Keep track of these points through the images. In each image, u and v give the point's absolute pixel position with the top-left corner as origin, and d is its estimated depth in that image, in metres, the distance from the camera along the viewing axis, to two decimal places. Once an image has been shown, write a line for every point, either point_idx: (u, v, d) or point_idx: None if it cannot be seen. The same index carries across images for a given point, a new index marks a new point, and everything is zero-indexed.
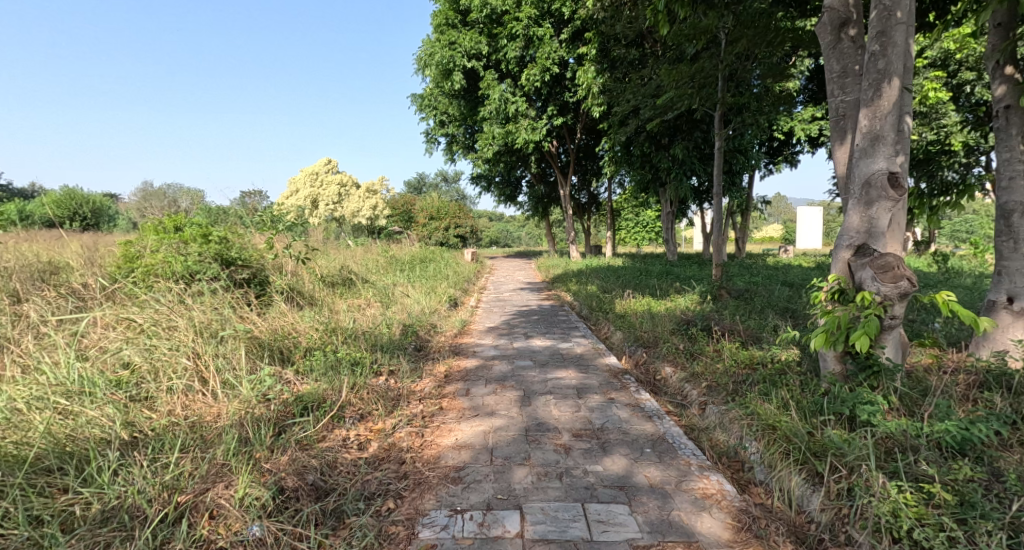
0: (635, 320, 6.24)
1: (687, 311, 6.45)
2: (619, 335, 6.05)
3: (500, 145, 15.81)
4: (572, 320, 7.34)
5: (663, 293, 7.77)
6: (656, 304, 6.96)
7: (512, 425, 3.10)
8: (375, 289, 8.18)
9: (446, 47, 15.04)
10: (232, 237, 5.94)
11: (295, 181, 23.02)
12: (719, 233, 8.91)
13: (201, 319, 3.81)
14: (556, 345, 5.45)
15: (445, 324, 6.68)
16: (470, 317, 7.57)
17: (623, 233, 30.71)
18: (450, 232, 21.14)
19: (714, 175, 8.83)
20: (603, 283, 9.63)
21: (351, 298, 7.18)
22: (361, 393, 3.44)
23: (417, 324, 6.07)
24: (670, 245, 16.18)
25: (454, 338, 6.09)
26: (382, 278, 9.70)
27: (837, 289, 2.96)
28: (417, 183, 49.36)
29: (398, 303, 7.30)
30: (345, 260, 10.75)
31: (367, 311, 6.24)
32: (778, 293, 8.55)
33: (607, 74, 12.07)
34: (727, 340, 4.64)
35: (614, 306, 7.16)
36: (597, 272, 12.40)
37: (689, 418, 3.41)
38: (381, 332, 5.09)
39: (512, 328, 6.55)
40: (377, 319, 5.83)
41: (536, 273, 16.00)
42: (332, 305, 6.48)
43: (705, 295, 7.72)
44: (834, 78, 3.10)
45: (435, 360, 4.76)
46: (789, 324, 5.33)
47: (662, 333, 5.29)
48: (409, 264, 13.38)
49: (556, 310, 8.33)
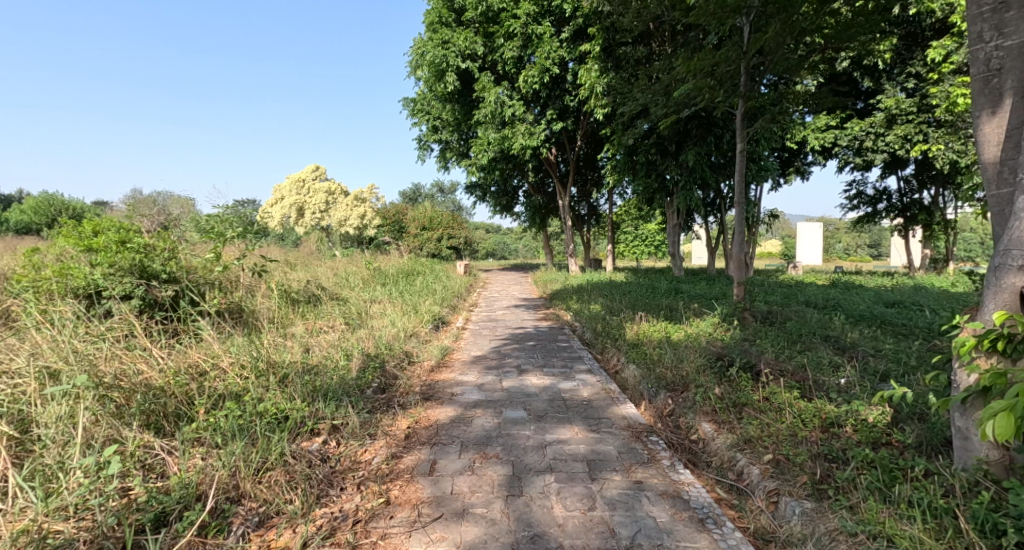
0: (653, 351, 5.13)
1: (713, 340, 5.36)
2: (634, 371, 4.93)
3: (496, 151, 14.83)
4: (574, 347, 6.23)
5: (681, 316, 6.67)
6: (674, 332, 5.87)
7: (492, 544, 2.01)
8: (346, 307, 7.06)
9: (438, 46, 14.10)
10: (164, 247, 4.79)
11: (280, 188, 21.74)
12: (741, 248, 7.81)
13: (58, 360, 2.77)
14: (556, 385, 4.34)
15: (422, 353, 5.56)
16: (454, 342, 6.46)
17: (622, 246, 29.66)
18: (442, 243, 20.07)
19: (735, 182, 7.77)
20: (609, 302, 8.55)
21: (314, 319, 6.07)
22: (270, 475, 2.36)
23: (386, 356, 4.96)
24: (675, 260, 15.08)
25: (431, 371, 4.96)
26: (359, 295, 8.61)
27: (1003, 334, 1.87)
28: (412, 193, 48.35)
29: (368, 326, 6.19)
30: (320, 274, 9.67)
31: (326, 337, 5.11)
32: (807, 317, 7.49)
33: (612, 74, 11.07)
34: (782, 388, 3.53)
35: (624, 333, 6.05)
36: (599, 288, 11.36)
37: (755, 518, 2.32)
38: (332, 370, 3.96)
39: (503, 358, 5.44)
40: (336, 349, 4.71)
41: (532, 288, 14.91)
42: (285, 329, 5.36)
43: (729, 320, 6.64)
44: (987, 13, 2.10)
45: (400, 409, 3.64)
46: (851, 364, 4.21)
47: (691, 373, 4.17)
48: (395, 277, 12.28)
49: (556, 333, 7.25)
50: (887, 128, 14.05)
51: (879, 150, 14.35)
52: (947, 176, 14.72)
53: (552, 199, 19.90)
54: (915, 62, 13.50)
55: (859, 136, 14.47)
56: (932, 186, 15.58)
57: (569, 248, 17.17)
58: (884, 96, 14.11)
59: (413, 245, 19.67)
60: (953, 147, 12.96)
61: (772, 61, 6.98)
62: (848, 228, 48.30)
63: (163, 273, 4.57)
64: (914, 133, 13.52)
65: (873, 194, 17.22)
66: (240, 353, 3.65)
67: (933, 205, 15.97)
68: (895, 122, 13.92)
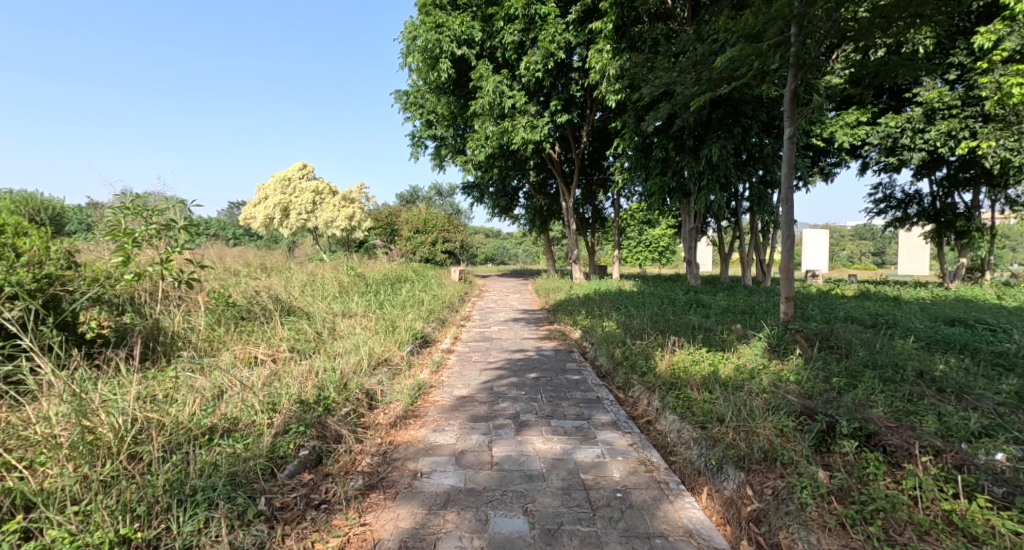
0: (707, 399, 3.70)
1: (782, 380, 3.93)
2: (680, 427, 3.51)
3: (494, 147, 13.54)
4: (588, 383, 4.78)
5: (723, 341, 5.24)
6: (723, 367, 4.44)
7: None
8: (304, 323, 5.67)
9: (431, 30, 12.72)
10: (27, 244, 3.38)
11: (264, 186, 20.52)
12: (787, 255, 6.19)
13: None
14: (572, 457, 2.96)
15: (389, 393, 4.17)
16: (434, 374, 5.03)
17: (625, 252, 28.13)
18: (437, 247, 18.58)
19: (781, 173, 6.29)
20: (625, 318, 7.18)
21: (250, 346, 4.68)
22: None
23: (332, 405, 3.55)
24: (691, 268, 13.65)
25: (394, 425, 3.56)
26: (328, 308, 7.26)
27: None
28: (411, 196, 47.13)
29: (321, 354, 4.76)
30: (287, 285, 8.32)
31: (253, 373, 3.74)
32: (869, 340, 6.09)
33: (626, 56, 9.75)
34: (941, 488, 2.19)
35: (655, 367, 4.62)
36: (610, 298, 9.99)
37: None
38: (229, 441, 2.59)
39: (496, 402, 4.03)
40: (255, 394, 3.30)
41: (534, 298, 13.53)
42: (199, 364, 3.99)
43: (781, 348, 5.22)
44: None
45: (321, 519, 2.28)
46: (1013, 429, 2.82)
47: (773, 442, 2.77)
48: (379, 285, 10.96)
49: (563, 359, 5.87)
50: (927, 123, 12.77)
51: (917, 148, 13.03)
52: (989, 176, 13.42)
53: (555, 201, 18.47)
54: (958, 51, 12.28)
55: (895, 132, 13.19)
56: (968, 188, 14.32)
57: (574, 254, 15.68)
58: (923, 89, 12.92)
59: (404, 249, 18.21)
60: (1005, 144, 11.62)
61: (833, 27, 5.66)
62: (855, 237, 47.21)
63: (11, 284, 3.17)
64: (958, 129, 12.18)
65: (902, 197, 15.91)
66: (61, 422, 2.29)
67: (971, 209, 14.58)
68: (935, 117, 12.66)
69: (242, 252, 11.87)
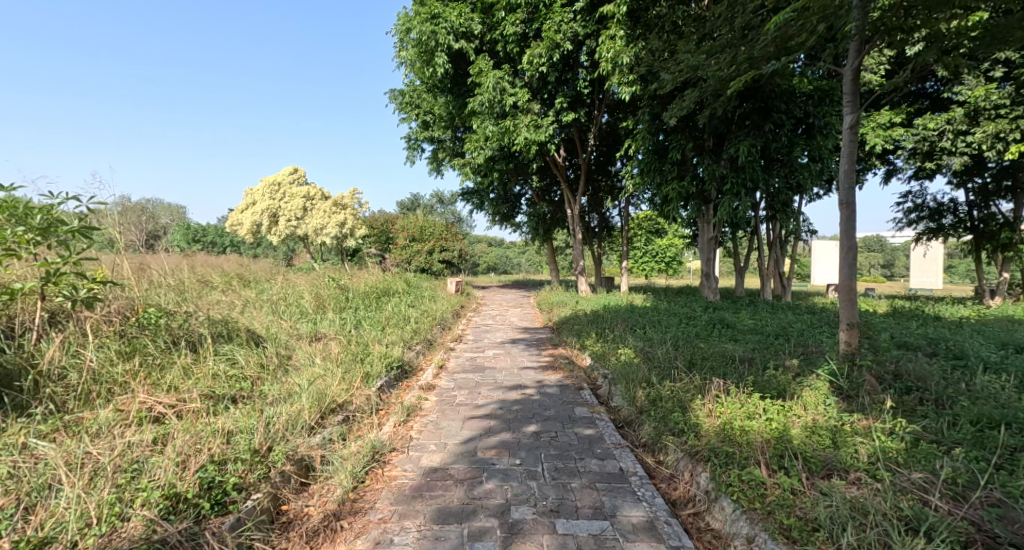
0: (786, 490, 2.54)
1: (890, 456, 2.73)
2: (750, 535, 2.42)
3: (494, 149, 12.44)
4: (605, 443, 3.57)
5: (778, 382, 4.02)
6: (792, 427, 3.23)
7: None
8: (245, 351, 4.51)
9: (426, 21, 11.47)
10: None
11: (252, 191, 19.52)
12: (849, 272, 4.92)
13: None
14: None
15: (331, 468, 2.98)
16: (401, 427, 3.83)
17: (631, 262, 26.72)
18: (433, 257, 17.20)
19: (839, 170, 5.04)
20: (645, 344, 5.96)
21: (157, 392, 3.54)
22: None
23: (230, 496, 2.39)
24: (709, 282, 12.39)
25: (330, 531, 2.46)
26: (289, 331, 6.08)
27: None
28: (411, 204, 46.11)
29: (251, 401, 3.58)
30: (247, 303, 7.16)
31: (126, 445, 2.60)
32: (952, 377, 4.84)
33: (641, 43, 8.66)
34: None
35: (696, 424, 3.41)
36: (622, 316, 8.77)
37: None
38: None
39: (477, 482, 2.86)
40: (103, 491, 2.16)
41: (536, 314, 12.30)
42: (59, 425, 2.84)
43: (854, 393, 3.98)
44: None
45: None
46: None
47: None
48: (363, 298, 9.82)
49: (569, 401, 4.65)
50: (970, 125, 11.58)
51: (958, 151, 11.81)
52: None
53: (559, 208, 17.28)
54: None
55: (933, 135, 12.07)
56: (1009, 196, 13.08)
57: (578, 265, 14.42)
58: (965, 87, 11.71)
59: (398, 259, 16.78)
60: None
61: None
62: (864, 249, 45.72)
63: None
64: (1008, 130, 10.93)
65: (934, 205, 14.67)
66: None
67: (1015, 219, 13.29)
68: (980, 117, 11.44)
69: (216, 262, 10.78)
